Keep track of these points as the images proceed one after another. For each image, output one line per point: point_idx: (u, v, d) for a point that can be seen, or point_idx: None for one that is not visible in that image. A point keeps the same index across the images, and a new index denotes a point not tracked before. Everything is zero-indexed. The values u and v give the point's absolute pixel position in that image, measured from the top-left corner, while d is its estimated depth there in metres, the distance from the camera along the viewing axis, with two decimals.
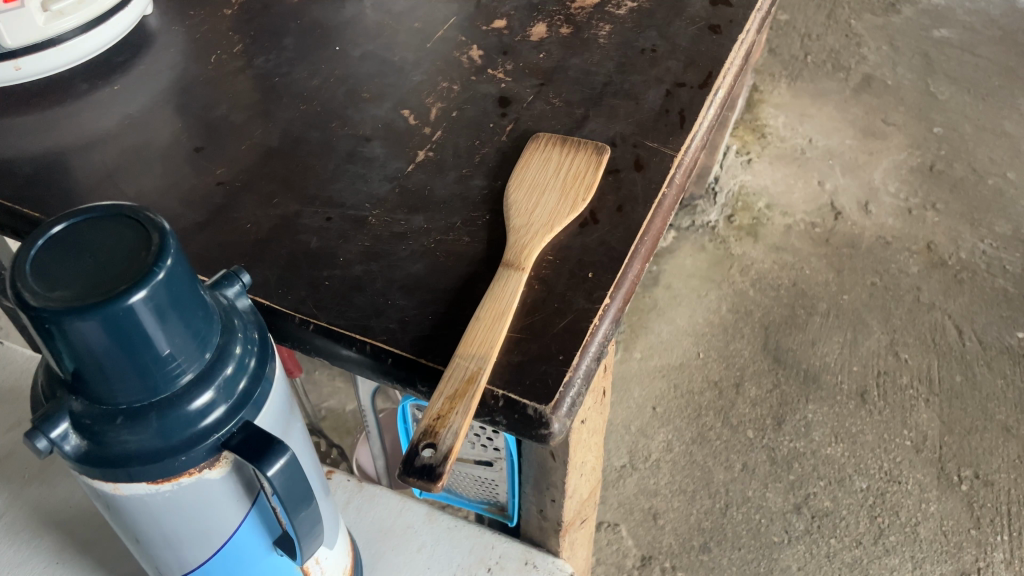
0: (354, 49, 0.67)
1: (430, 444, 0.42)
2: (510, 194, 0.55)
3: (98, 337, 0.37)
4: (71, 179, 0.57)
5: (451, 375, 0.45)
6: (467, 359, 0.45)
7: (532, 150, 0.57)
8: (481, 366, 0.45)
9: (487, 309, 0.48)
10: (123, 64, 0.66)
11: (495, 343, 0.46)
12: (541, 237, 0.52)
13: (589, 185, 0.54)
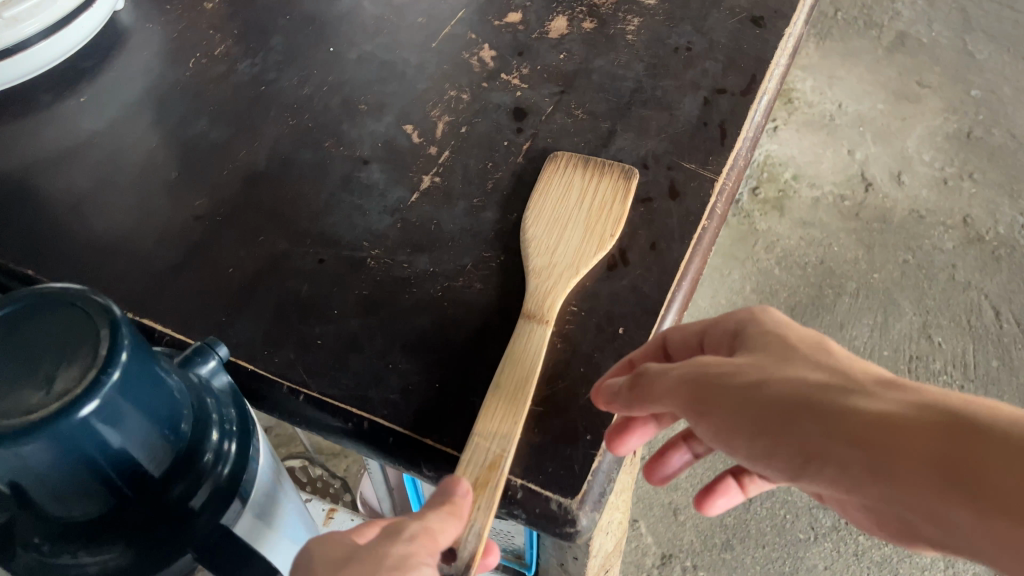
0: (351, 50, 0.59)
1: (450, 550, 0.36)
2: (526, 231, 0.47)
3: (41, 452, 0.31)
4: (30, 213, 0.51)
5: (469, 458, 0.38)
6: (488, 440, 0.39)
7: (549, 178, 0.49)
8: (506, 449, 0.38)
9: (510, 374, 0.41)
10: (91, 69, 0.59)
11: (520, 417, 0.39)
12: (564, 284, 0.45)
13: (617, 217, 0.47)
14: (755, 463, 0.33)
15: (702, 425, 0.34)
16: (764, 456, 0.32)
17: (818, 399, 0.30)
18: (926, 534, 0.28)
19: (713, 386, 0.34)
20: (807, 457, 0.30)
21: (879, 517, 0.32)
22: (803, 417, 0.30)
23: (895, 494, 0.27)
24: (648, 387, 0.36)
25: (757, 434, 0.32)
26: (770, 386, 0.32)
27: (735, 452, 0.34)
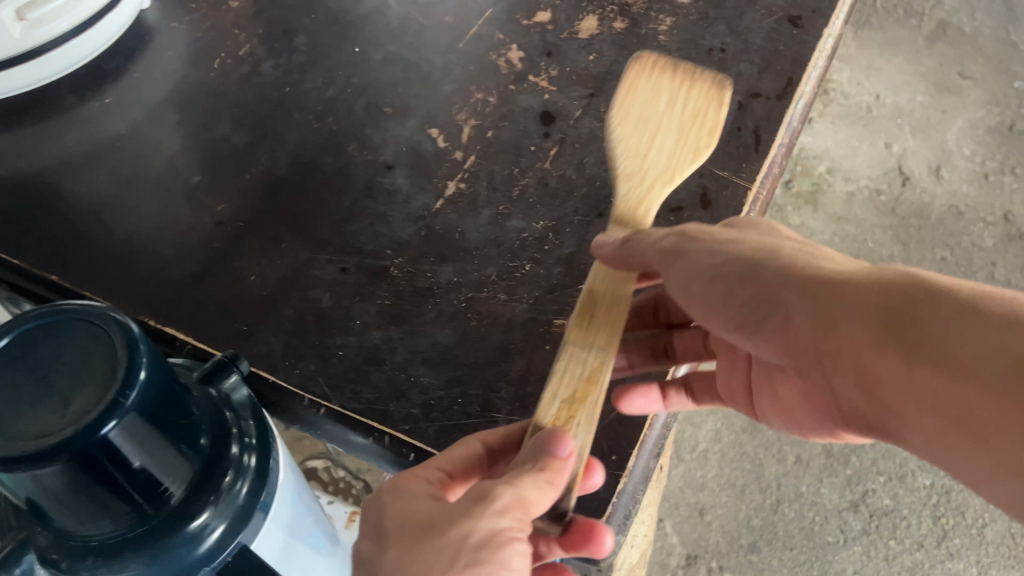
0: (376, 50, 0.58)
1: None
2: (615, 128, 0.46)
3: (54, 476, 0.30)
4: (53, 219, 0.51)
5: (565, 372, 0.37)
6: (583, 353, 0.38)
7: (636, 75, 0.46)
8: (603, 364, 0.37)
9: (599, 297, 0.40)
10: (115, 69, 0.58)
11: (618, 332, 0.38)
12: (658, 192, 0.45)
13: (711, 129, 0.45)
14: (711, 323, 0.36)
15: (670, 281, 0.38)
16: (719, 310, 0.35)
17: (788, 261, 0.33)
18: (842, 380, 0.31)
19: (688, 252, 0.37)
20: (765, 303, 0.33)
21: (813, 385, 0.35)
22: (767, 272, 0.33)
23: (829, 333, 0.30)
24: (633, 247, 0.39)
25: (717, 284, 0.35)
26: (739, 250, 0.36)
27: (693, 311, 0.37)
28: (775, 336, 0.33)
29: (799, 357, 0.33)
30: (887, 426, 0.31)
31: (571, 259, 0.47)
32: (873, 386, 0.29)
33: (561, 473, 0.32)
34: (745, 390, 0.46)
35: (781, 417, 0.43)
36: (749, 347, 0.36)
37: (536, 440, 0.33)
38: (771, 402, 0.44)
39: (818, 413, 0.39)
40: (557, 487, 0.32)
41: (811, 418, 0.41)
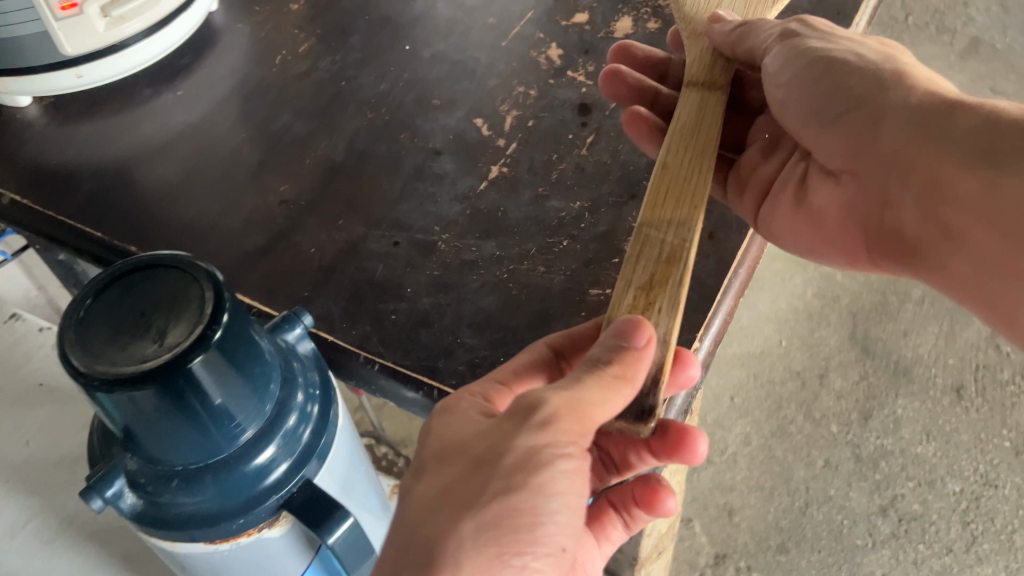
0: (425, 49, 0.62)
1: None
2: None
3: (147, 402, 0.34)
4: (131, 199, 0.55)
5: (644, 256, 0.40)
6: (663, 234, 0.40)
7: None
8: (683, 242, 0.40)
9: (670, 184, 0.42)
10: (186, 66, 0.63)
11: (693, 208, 0.41)
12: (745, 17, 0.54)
13: None
14: (802, 107, 0.48)
15: (771, 59, 0.49)
16: (819, 99, 0.47)
17: (904, 73, 0.45)
18: (905, 180, 0.42)
19: (807, 41, 0.48)
20: (875, 104, 0.44)
21: (860, 195, 0.46)
22: (889, 80, 0.44)
23: (918, 139, 0.42)
24: (748, 36, 0.49)
25: (833, 78, 0.46)
26: (869, 57, 0.46)
27: (794, 98, 0.48)
28: (861, 130, 0.44)
29: (867, 153, 0.44)
30: (923, 237, 0.42)
31: (606, 236, 0.51)
32: (934, 184, 0.40)
33: (637, 368, 0.35)
34: (762, 194, 0.52)
35: (780, 222, 0.51)
36: (821, 144, 0.48)
37: (612, 333, 0.36)
38: (784, 212, 0.51)
39: (819, 242, 0.50)
40: (631, 381, 0.35)
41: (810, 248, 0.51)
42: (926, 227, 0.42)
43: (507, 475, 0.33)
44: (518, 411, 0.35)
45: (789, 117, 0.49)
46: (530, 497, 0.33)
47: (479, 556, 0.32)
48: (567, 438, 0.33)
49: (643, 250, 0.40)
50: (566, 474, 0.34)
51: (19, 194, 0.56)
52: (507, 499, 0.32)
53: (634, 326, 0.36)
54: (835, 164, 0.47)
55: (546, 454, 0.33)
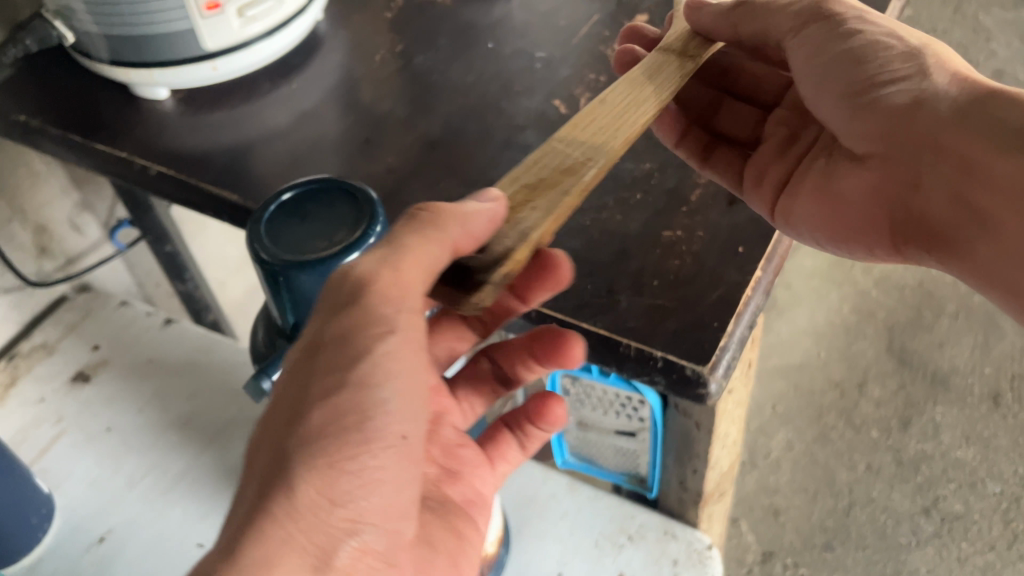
0: (505, 47, 0.71)
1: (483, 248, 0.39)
2: None
3: (313, 290, 0.43)
4: (259, 169, 0.64)
5: (542, 162, 0.44)
6: (569, 150, 0.45)
7: None
8: (585, 162, 0.44)
9: (604, 112, 0.48)
10: (299, 65, 0.73)
11: (600, 139, 0.46)
12: None
13: None
14: (834, 91, 0.52)
15: (801, 39, 0.54)
16: (853, 85, 0.51)
17: (942, 62, 0.50)
18: (943, 166, 0.48)
19: (843, 24, 0.52)
20: (914, 94, 0.49)
21: (886, 181, 0.51)
22: (927, 69, 0.49)
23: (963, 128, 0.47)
24: (756, 15, 0.55)
25: (873, 63, 0.51)
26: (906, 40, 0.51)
27: (828, 80, 0.53)
28: (898, 118, 0.50)
29: (901, 142, 0.50)
30: (952, 221, 0.48)
31: (673, 191, 0.58)
32: (971, 171, 0.47)
33: (479, 224, 0.39)
34: (781, 184, 0.58)
35: (802, 209, 0.56)
36: (851, 129, 0.52)
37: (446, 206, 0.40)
38: (807, 198, 0.56)
39: (837, 225, 0.55)
40: (467, 225, 0.39)
41: (828, 233, 0.56)
42: (956, 213, 0.48)
43: (323, 380, 0.39)
44: (332, 304, 0.40)
45: (821, 102, 0.54)
46: (352, 398, 0.39)
47: (312, 469, 0.38)
48: (381, 322, 0.39)
49: (548, 154, 0.45)
50: (385, 355, 0.39)
51: (164, 165, 0.65)
52: (326, 407, 0.38)
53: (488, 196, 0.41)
54: (863, 151, 0.52)
55: (362, 342, 0.39)
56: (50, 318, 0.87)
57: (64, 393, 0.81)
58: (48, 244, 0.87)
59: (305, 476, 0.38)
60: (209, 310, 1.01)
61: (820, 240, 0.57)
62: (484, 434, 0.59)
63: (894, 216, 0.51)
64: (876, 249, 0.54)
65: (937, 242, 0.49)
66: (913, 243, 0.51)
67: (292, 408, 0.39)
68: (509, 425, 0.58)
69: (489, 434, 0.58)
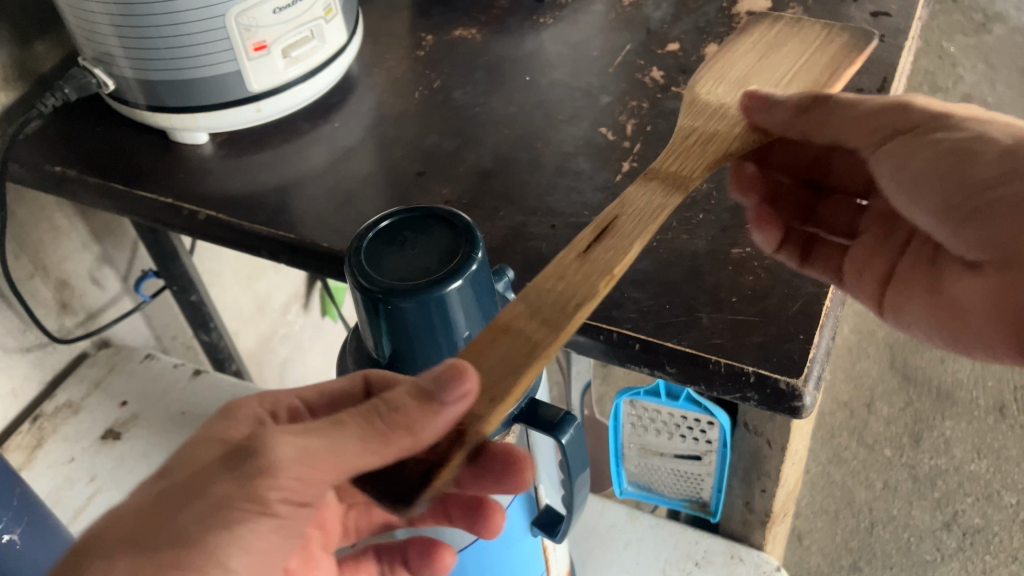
0: (543, 78, 0.72)
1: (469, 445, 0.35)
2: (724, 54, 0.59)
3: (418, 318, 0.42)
4: (306, 207, 0.63)
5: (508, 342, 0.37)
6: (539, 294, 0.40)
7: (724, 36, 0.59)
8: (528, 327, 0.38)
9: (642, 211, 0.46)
10: (337, 104, 0.73)
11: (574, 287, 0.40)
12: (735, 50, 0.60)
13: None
14: (930, 201, 0.46)
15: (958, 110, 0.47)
16: (956, 193, 0.44)
17: None
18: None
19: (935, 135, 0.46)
20: None
21: (1002, 290, 0.43)
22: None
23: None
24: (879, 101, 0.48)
25: (979, 170, 0.43)
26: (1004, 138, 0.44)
27: (922, 190, 0.46)
28: (984, 235, 0.43)
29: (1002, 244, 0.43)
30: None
31: (734, 208, 0.59)
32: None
33: (427, 424, 0.35)
34: (883, 279, 0.55)
35: (916, 307, 0.52)
36: (955, 239, 0.45)
37: (432, 376, 0.35)
38: (919, 299, 0.52)
39: (955, 336, 0.48)
40: (417, 434, 0.35)
41: (932, 333, 0.51)
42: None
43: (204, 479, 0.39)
44: (225, 460, 0.38)
45: (913, 210, 0.47)
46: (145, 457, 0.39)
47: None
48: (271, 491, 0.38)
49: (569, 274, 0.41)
50: (253, 533, 0.38)
51: (213, 210, 0.63)
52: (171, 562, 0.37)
53: (453, 373, 0.34)
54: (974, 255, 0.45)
55: (230, 518, 0.37)
56: (72, 376, 0.79)
57: (96, 451, 0.73)
58: (70, 300, 0.80)
59: (122, 570, 0.36)
60: (232, 360, 0.94)
61: (938, 344, 0.50)
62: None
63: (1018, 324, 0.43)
64: (982, 356, 0.46)
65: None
66: None
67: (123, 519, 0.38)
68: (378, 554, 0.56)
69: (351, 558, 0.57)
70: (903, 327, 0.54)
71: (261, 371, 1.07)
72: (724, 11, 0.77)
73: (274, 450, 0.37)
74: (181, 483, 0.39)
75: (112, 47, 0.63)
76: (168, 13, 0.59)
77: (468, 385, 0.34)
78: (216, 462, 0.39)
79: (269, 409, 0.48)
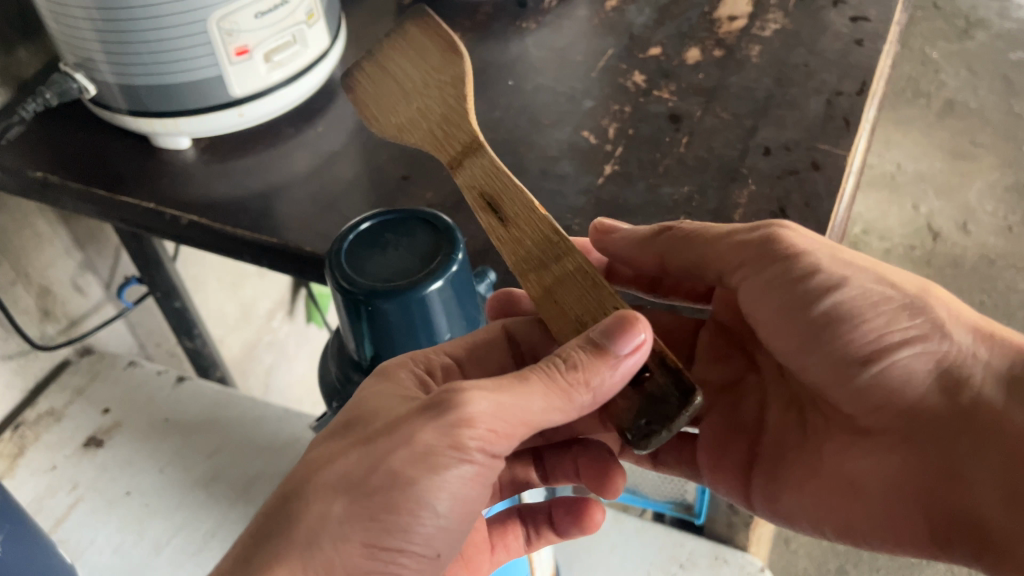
0: (526, 83, 0.73)
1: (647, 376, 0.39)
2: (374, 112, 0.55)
3: (398, 319, 0.42)
4: (292, 211, 0.63)
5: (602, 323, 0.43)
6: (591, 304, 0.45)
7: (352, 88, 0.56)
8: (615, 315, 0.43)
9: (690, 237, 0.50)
10: (321, 109, 0.73)
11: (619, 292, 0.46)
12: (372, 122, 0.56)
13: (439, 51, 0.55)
14: (831, 359, 0.46)
15: None
16: (852, 355, 0.45)
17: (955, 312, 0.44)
18: (997, 446, 0.40)
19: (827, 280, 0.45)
20: (937, 355, 0.43)
21: (909, 463, 0.44)
22: (944, 325, 0.44)
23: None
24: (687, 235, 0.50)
25: (867, 326, 0.44)
26: (901, 288, 0.45)
27: (819, 348, 0.46)
28: (893, 393, 0.44)
29: (930, 412, 0.43)
30: (1006, 525, 0.39)
31: (716, 211, 0.59)
32: None
33: (597, 374, 0.37)
34: (743, 469, 0.53)
35: (791, 499, 0.49)
36: (859, 401, 0.46)
37: (603, 330, 0.38)
38: (787, 486, 0.50)
39: (848, 518, 0.46)
40: (595, 388, 0.38)
41: (813, 519, 0.48)
42: (1017, 508, 0.39)
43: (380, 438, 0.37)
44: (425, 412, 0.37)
45: (810, 357, 0.47)
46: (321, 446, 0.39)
47: (351, 522, 0.36)
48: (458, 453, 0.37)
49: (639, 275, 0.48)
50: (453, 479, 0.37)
51: (196, 215, 0.63)
52: (377, 507, 0.36)
53: (625, 325, 0.37)
54: (880, 421, 0.45)
55: (439, 464, 0.36)
56: (54, 383, 0.79)
57: (78, 459, 0.73)
58: (52, 307, 0.80)
59: (341, 515, 0.36)
60: (215, 366, 0.94)
61: (825, 534, 0.47)
62: (496, 517, 0.58)
63: (930, 511, 0.42)
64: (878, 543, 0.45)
65: (985, 549, 0.40)
66: (958, 545, 0.41)
67: (322, 469, 0.38)
68: (524, 517, 0.58)
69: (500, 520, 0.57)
70: (778, 516, 0.50)
71: (246, 377, 1.07)
72: (706, 16, 0.78)
73: (465, 404, 0.36)
74: (379, 431, 0.38)
75: (94, 52, 0.62)
76: (152, 18, 0.59)
77: (640, 336, 0.37)
78: (412, 411, 0.37)
79: (424, 368, 0.42)
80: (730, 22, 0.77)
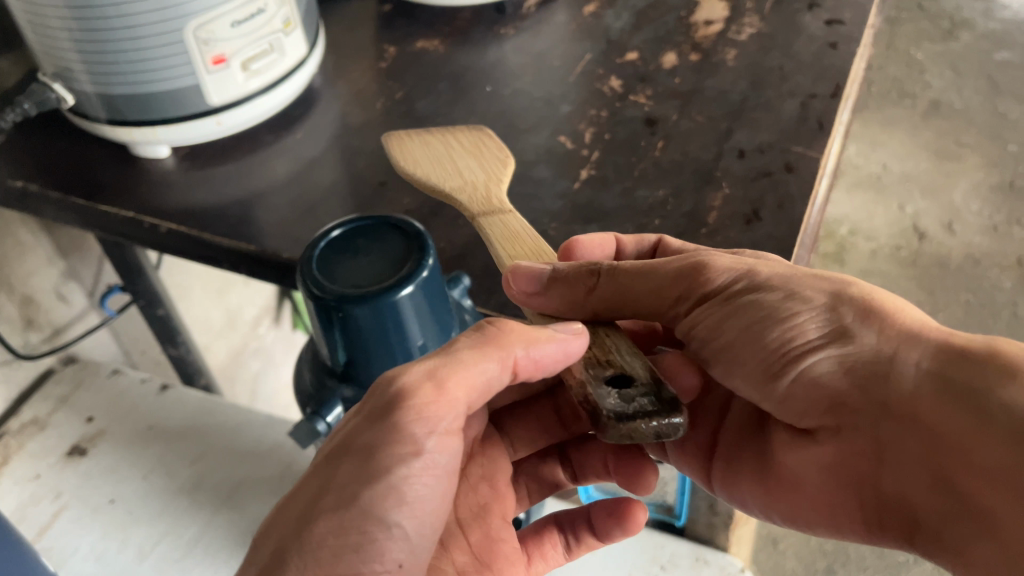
0: (504, 88, 0.73)
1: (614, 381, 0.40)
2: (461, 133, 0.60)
3: (370, 325, 0.43)
4: (270, 218, 0.64)
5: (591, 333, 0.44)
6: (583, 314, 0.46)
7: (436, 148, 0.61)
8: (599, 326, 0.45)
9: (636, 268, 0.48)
10: (300, 116, 0.73)
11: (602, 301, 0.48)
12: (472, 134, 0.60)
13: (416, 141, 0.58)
14: (749, 370, 0.48)
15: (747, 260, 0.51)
16: (765, 367, 0.47)
17: (871, 307, 0.44)
18: (915, 439, 0.42)
19: (742, 298, 0.46)
20: (845, 360, 0.44)
21: (845, 459, 0.46)
22: (852, 327, 0.44)
23: (941, 407, 0.41)
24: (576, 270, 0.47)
25: (774, 336, 0.45)
26: (810, 294, 0.45)
27: (736, 360, 0.48)
28: (811, 398, 0.46)
29: (851, 409, 0.45)
30: (936, 521, 0.42)
31: (690, 214, 0.60)
32: (944, 448, 0.41)
33: (540, 355, 0.42)
34: (703, 451, 0.56)
35: (745, 487, 0.54)
36: (785, 407, 0.48)
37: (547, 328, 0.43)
38: (747, 475, 0.53)
39: (793, 506, 0.50)
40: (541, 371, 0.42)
41: (765, 505, 0.53)
42: (940, 506, 0.41)
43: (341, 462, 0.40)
44: (371, 410, 0.40)
45: (735, 379, 0.49)
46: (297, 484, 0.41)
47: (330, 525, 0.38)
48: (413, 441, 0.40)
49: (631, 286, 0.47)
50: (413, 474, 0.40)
51: (175, 223, 0.64)
52: (340, 515, 0.38)
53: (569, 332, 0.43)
54: (811, 422, 0.47)
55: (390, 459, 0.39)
56: (37, 393, 0.79)
57: (61, 467, 0.73)
58: (35, 316, 0.80)
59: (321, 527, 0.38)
60: (200, 373, 0.94)
61: (777, 518, 0.52)
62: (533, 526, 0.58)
63: (862, 500, 0.46)
64: (822, 527, 0.49)
65: (917, 535, 0.43)
66: (893, 531, 0.45)
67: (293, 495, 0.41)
68: (562, 528, 0.58)
69: (535, 531, 0.58)
70: (735, 502, 0.55)
71: (233, 384, 1.07)
72: (683, 20, 0.78)
73: (402, 376, 0.40)
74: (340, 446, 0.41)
75: (72, 61, 0.63)
76: (129, 27, 0.59)
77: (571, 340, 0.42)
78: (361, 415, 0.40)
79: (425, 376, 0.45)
80: (706, 26, 0.77)
